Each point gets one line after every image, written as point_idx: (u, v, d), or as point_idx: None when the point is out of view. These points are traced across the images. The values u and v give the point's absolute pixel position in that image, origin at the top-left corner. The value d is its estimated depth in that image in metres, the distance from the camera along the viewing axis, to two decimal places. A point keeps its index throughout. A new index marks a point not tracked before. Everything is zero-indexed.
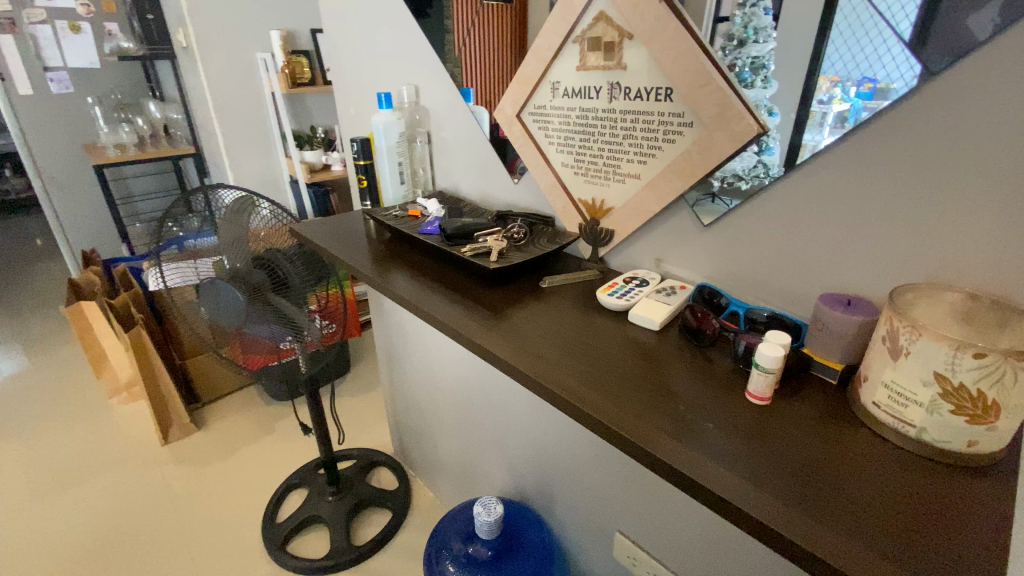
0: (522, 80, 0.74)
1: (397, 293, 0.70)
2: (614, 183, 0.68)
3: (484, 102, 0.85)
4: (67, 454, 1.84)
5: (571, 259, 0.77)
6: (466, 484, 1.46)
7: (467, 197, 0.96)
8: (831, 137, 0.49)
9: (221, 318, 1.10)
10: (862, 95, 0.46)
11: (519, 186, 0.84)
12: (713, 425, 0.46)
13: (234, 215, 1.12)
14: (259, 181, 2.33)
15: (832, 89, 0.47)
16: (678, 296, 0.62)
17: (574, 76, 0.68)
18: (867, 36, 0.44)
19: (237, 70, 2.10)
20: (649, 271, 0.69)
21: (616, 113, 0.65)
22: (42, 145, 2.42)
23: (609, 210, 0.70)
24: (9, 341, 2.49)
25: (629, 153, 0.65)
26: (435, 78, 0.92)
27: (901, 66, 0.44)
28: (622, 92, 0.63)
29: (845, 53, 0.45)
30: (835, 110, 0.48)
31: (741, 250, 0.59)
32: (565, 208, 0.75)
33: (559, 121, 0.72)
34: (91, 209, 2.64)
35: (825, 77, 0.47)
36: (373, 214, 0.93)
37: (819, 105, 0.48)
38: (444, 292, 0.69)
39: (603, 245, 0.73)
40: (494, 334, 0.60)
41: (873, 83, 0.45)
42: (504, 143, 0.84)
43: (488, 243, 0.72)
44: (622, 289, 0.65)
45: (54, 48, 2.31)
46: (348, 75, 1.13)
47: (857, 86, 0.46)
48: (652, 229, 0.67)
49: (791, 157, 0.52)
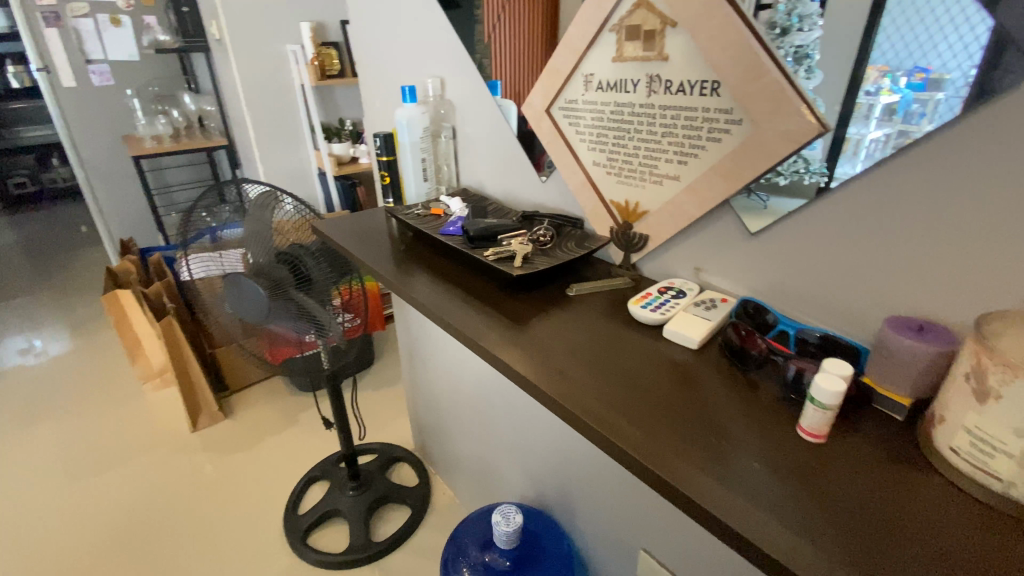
0: (551, 73, 0.69)
1: (416, 298, 0.67)
2: (650, 184, 0.63)
3: (512, 96, 0.80)
4: (102, 438, 1.90)
5: (601, 265, 0.72)
6: (486, 485, 1.43)
7: (492, 195, 0.92)
8: (877, 131, 0.44)
9: (245, 314, 1.10)
10: (913, 86, 0.40)
11: (546, 186, 0.80)
12: (758, 464, 0.41)
13: (257, 210, 1.09)
14: (289, 173, 2.35)
15: (880, 79, 0.42)
16: (719, 311, 0.57)
17: (608, 68, 0.62)
18: (922, 18, 0.39)
19: (268, 62, 2.11)
20: (686, 281, 0.63)
21: (654, 108, 0.59)
22: (84, 135, 2.49)
23: (643, 213, 0.65)
24: (51, 324, 2.58)
25: (669, 154, 0.60)
26: (462, 70, 0.87)
27: (959, 52, 0.38)
28: (662, 86, 0.58)
29: (898, 40, 0.40)
30: (882, 102, 0.42)
31: (792, 261, 0.53)
32: (595, 210, 0.71)
33: (593, 117, 0.67)
34: (130, 198, 2.71)
35: (873, 67, 0.42)
36: (395, 212, 0.90)
37: (865, 97, 0.43)
38: (465, 299, 0.66)
39: (636, 250, 0.67)
40: (516, 348, 0.55)
41: (926, 74, 0.40)
42: (532, 139, 0.78)
43: (512, 247, 0.68)
44: (656, 301, 0.60)
45: (96, 41, 2.36)
46: (373, 67, 1.10)
47: (908, 77, 0.40)
48: (690, 236, 0.62)
49: (836, 156, 0.47)
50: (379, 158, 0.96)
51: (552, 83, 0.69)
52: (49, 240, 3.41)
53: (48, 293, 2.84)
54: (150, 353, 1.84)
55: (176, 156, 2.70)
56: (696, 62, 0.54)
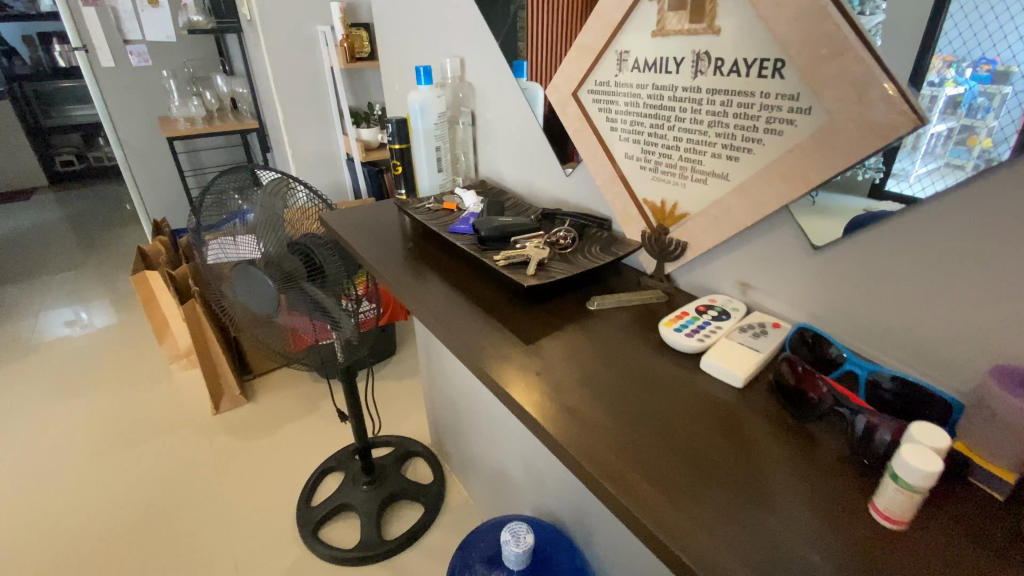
0: (579, 50, 0.59)
1: (421, 305, 0.60)
2: (692, 184, 0.54)
3: (538, 79, 0.71)
4: (130, 415, 1.92)
5: (629, 272, 0.63)
6: (501, 490, 1.37)
7: (512, 189, 0.83)
8: (939, 125, 0.36)
9: (255, 306, 1.04)
10: (979, 78, 0.33)
11: (570, 180, 0.71)
12: (816, 555, 0.32)
13: (268, 198, 1.03)
14: (317, 158, 2.31)
15: (944, 71, 0.34)
16: (769, 341, 0.48)
17: (646, 46, 0.53)
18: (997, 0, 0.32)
19: (297, 44, 2.06)
20: (730, 298, 0.54)
21: (700, 93, 0.50)
22: (122, 116, 2.52)
23: (681, 216, 0.56)
24: (87, 299, 2.64)
25: (715, 147, 0.50)
26: (484, 49, 0.79)
27: None
28: (712, 67, 0.48)
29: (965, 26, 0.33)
30: (944, 96, 0.35)
31: (866, 285, 0.44)
32: (624, 211, 0.62)
33: (626, 104, 0.57)
34: (165, 178, 2.74)
35: (938, 56, 0.35)
36: (405, 206, 0.83)
37: (927, 89, 0.36)
38: (472, 312, 0.58)
39: (671, 259, 0.58)
40: (523, 376, 0.48)
41: (994, 65, 0.32)
42: (558, 129, 0.70)
43: (526, 250, 0.59)
44: (694, 322, 0.51)
45: (133, 21, 2.36)
46: (394, 47, 1.02)
47: (974, 68, 0.33)
48: (736, 247, 0.52)
49: (918, 156, 0.38)
50: (392, 146, 0.88)
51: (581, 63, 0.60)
52: (91, 216, 3.50)
53: (91, 268, 2.92)
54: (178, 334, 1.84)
55: (210, 138, 2.71)
56: (756, 36, 0.44)
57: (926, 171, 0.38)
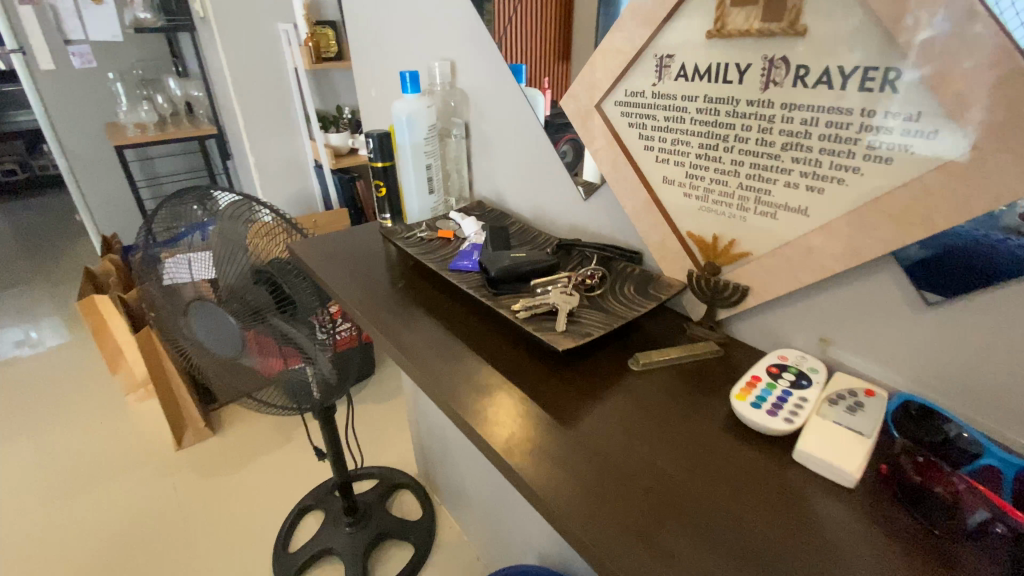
0: (604, 55, 0.49)
1: (426, 372, 0.48)
2: (755, 217, 0.44)
3: (541, 81, 0.61)
4: (79, 454, 1.70)
5: (668, 318, 0.53)
6: (500, 529, 1.25)
7: (517, 211, 0.73)
8: None
9: (216, 347, 0.90)
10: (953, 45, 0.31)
11: (588, 205, 0.61)
12: None
13: (228, 223, 0.87)
14: (282, 166, 2.15)
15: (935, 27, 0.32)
16: (872, 417, 0.38)
17: (698, 49, 0.43)
18: None
19: (258, 44, 1.90)
20: (804, 355, 0.45)
21: (771, 109, 0.40)
22: (64, 121, 2.29)
23: (742, 255, 0.46)
24: (25, 319, 2.38)
25: (791, 176, 0.41)
26: (478, 52, 0.69)
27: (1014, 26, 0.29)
28: (792, 77, 0.38)
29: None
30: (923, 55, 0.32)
31: (1000, 350, 0.35)
32: (661, 246, 0.52)
33: (667, 119, 0.47)
34: (114, 187, 2.51)
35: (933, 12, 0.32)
36: (391, 235, 0.71)
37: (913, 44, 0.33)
38: (489, 379, 0.47)
39: (725, 304, 0.48)
40: (571, 483, 0.37)
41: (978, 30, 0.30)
42: (571, 144, 0.59)
43: (550, 298, 0.48)
44: (772, 393, 0.41)
45: (75, 20, 2.14)
46: (369, 49, 0.91)
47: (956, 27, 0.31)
48: (813, 293, 0.43)
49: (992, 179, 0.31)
50: (373, 165, 0.74)
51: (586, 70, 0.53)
52: (32, 228, 3.20)
53: (33, 286, 2.64)
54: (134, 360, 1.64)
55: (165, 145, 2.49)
56: (865, 37, 0.34)
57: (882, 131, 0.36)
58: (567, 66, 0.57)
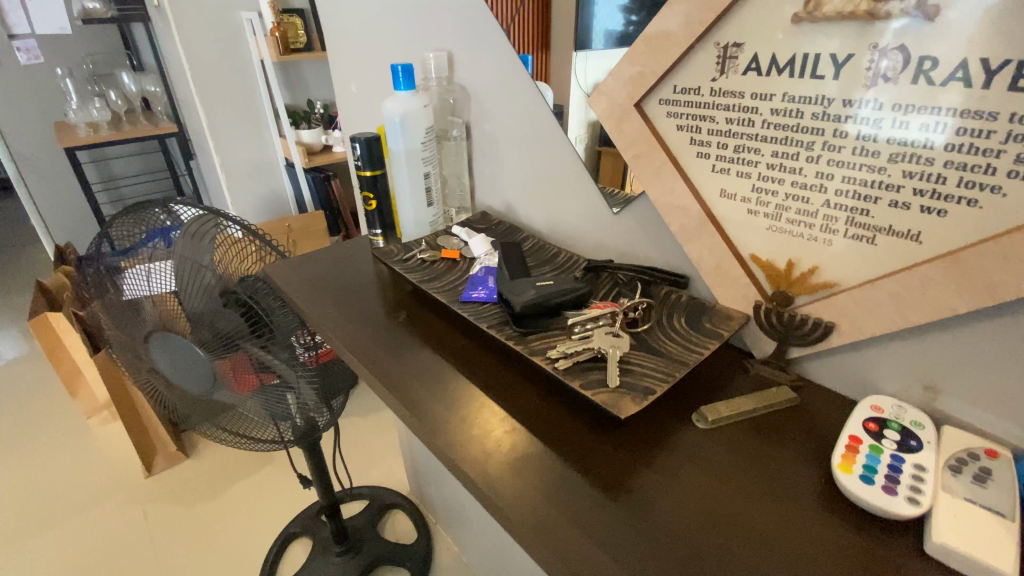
0: (648, 43, 0.40)
1: (447, 439, 0.38)
2: (845, 241, 0.36)
3: (557, 74, 0.53)
4: (30, 490, 1.50)
5: (724, 355, 0.45)
6: (504, 555, 1.16)
7: (530, 224, 0.65)
8: None
9: (186, 381, 0.78)
10: None
11: (620, 220, 0.53)
12: None
13: (190, 241, 0.73)
14: (251, 165, 2.01)
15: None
16: (1011, 491, 0.31)
17: (779, 36, 0.35)
18: None
19: (220, 35, 1.75)
20: (901, 404, 0.38)
21: (880, 112, 0.32)
22: (8, 122, 2.08)
23: (826, 284, 0.38)
24: None
25: (900, 194, 0.33)
26: (480, 41, 0.60)
27: None
28: (912, 72, 0.30)
29: None
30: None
31: None
32: (716, 272, 0.44)
33: (729, 121, 0.39)
34: (66, 191, 2.31)
35: None
36: (386, 258, 0.61)
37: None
38: (526, 445, 0.38)
39: (801, 342, 0.41)
40: None
41: None
42: (595, 148, 0.51)
43: (594, 341, 0.40)
44: (880, 461, 0.34)
45: (19, 11, 1.93)
46: (348, 38, 0.81)
47: None
48: (914, 332, 0.36)
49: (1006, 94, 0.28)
50: (359, 173, 0.65)
51: (568, 65, 0.51)
52: None
53: None
54: (94, 383, 1.40)
55: (123, 146, 2.31)
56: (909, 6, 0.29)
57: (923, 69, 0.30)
58: (548, 55, 0.53)
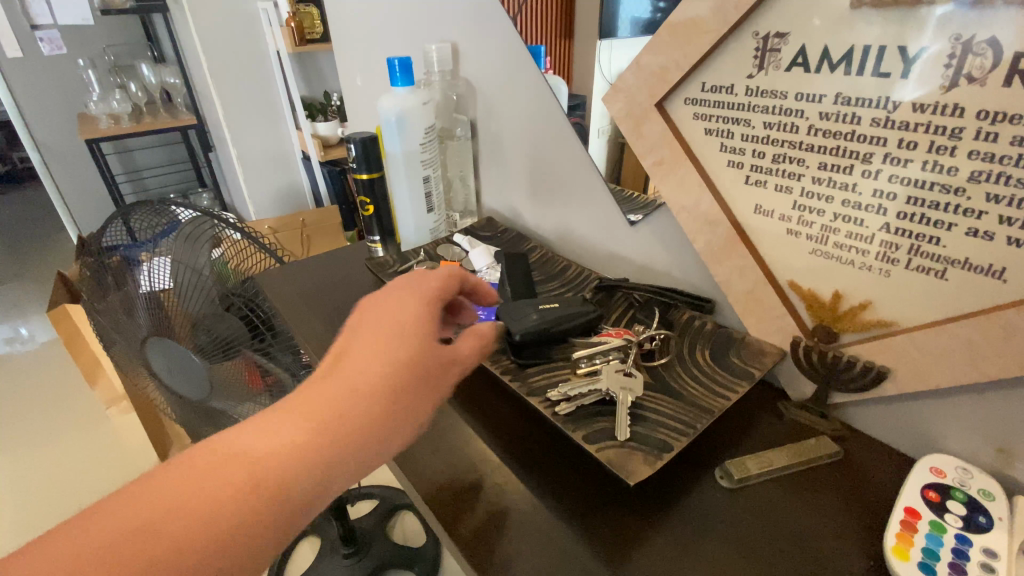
0: (673, 34, 0.34)
1: (432, 491, 0.34)
2: (905, 274, 0.30)
3: (573, 71, 0.46)
4: (27, 474, 1.37)
5: (754, 394, 0.40)
6: None
7: (539, 233, 0.60)
8: None
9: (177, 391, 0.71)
10: None
11: (637, 232, 0.47)
12: None
13: (185, 243, 0.68)
14: (266, 158, 1.98)
15: None
16: None
17: (833, 25, 0.29)
18: None
19: (235, 26, 1.72)
20: (967, 467, 0.31)
21: (960, 120, 0.26)
22: (34, 113, 2.10)
23: (879, 321, 0.33)
24: None
25: (982, 221, 0.27)
26: (486, 33, 0.54)
27: None
28: (1006, 71, 0.24)
29: None
30: None
31: None
32: (747, 298, 0.38)
33: (768, 126, 0.33)
34: (92, 182, 2.34)
35: None
36: (381, 269, 0.56)
37: None
38: (519, 498, 0.33)
39: (847, 385, 0.35)
40: None
41: None
42: (613, 152, 0.45)
43: (602, 381, 0.35)
44: (943, 544, 0.28)
45: None
46: (351, 29, 0.76)
47: None
48: (990, 386, 0.30)
49: None
50: (356, 175, 0.61)
51: (586, 57, 0.44)
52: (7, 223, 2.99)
53: None
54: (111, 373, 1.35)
55: (144, 137, 2.32)
56: None
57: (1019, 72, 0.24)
58: (569, 45, 0.46)
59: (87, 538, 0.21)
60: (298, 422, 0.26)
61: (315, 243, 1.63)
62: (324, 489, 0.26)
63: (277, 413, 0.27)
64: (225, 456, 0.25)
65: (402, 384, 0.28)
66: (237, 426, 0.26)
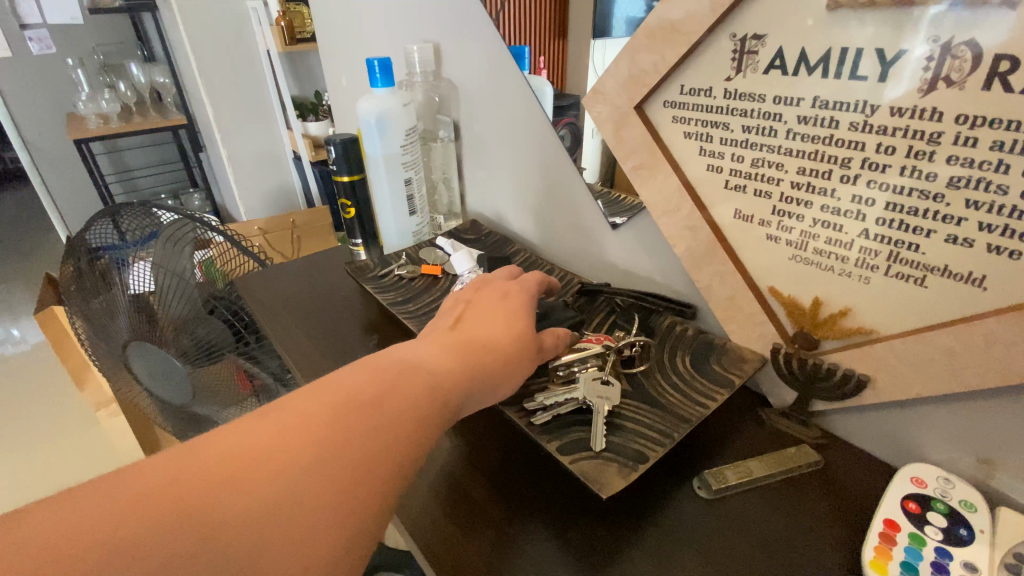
0: (652, 38, 0.34)
1: (406, 506, 0.33)
2: (884, 280, 0.30)
3: (567, 75, 0.45)
4: (11, 478, 1.34)
5: (736, 402, 0.39)
6: None
7: (522, 236, 0.59)
8: None
9: (159, 395, 0.69)
10: None
11: (620, 236, 0.46)
12: None
13: (167, 246, 0.66)
14: (256, 158, 1.97)
15: None
16: None
17: (810, 28, 0.28)
18: None
19: (224, 25, 1.70)
20: (950, 478, 0.31)
21: (939, 124, 0.25)
22: (23, 113, 2.08)
23: (858, 328, 0.32)
24: None
25: (961, 227, 0.26)
26: (468, 35, 0.53)
27: None
28: (984, 75, 0.23)
29: None
30: None
31: None
32: (729, 305, 0.37)
33: (746, 130, 0.32)
34: (81, 183, 2.32)
35: None
36: (361, 275, 0.56)
37: None
38: (494, 509, 0.32)
39: (829, 394, 0.34)
40: None
41: None
42: (595, 156, 0.44)
43: (579, 390, 0.34)
44: (923, 558, 0.27)
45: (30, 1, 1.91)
46: (335, 30, 0.75)
47: None
48: (969, 396, 0.29)
49: None
50: (337, 178, 0.61)
51: (580, 59, 0.42)
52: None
53: None
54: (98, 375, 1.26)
55: (135, 137, 2.30)
56: None
57: (998, 76, 0.23)
58: (564, 46, 0.44)
59: (341, 396, 0.25)
60: (453, 348, 0.31)
61: (307, 244, 1.62)
62: (473, 404, 0.30)
63: (434, 342, 0.32)
64: (410, 361, 0.29)
65: (526, 328, 0.34)
66: (401, 348, 0.31)
